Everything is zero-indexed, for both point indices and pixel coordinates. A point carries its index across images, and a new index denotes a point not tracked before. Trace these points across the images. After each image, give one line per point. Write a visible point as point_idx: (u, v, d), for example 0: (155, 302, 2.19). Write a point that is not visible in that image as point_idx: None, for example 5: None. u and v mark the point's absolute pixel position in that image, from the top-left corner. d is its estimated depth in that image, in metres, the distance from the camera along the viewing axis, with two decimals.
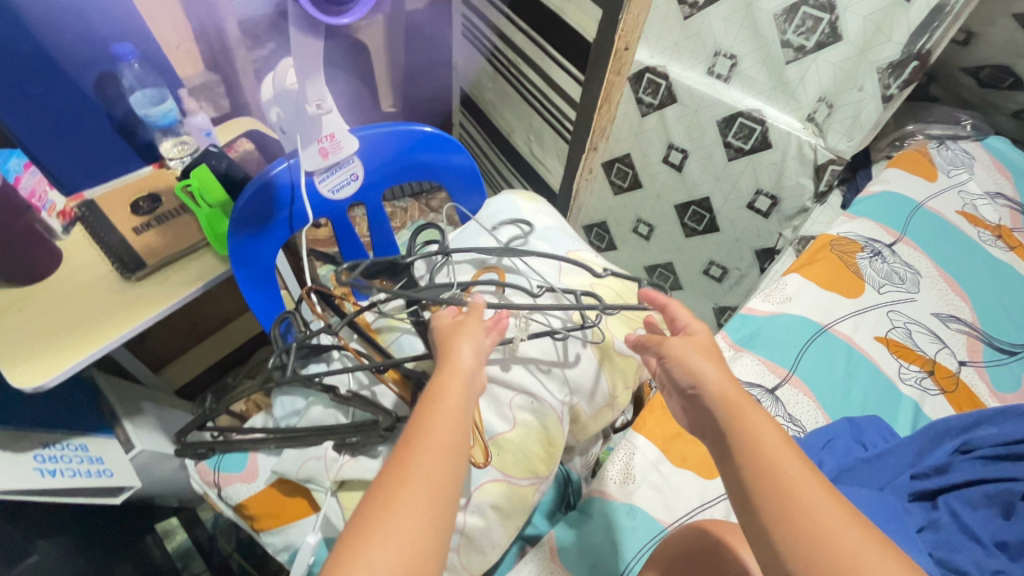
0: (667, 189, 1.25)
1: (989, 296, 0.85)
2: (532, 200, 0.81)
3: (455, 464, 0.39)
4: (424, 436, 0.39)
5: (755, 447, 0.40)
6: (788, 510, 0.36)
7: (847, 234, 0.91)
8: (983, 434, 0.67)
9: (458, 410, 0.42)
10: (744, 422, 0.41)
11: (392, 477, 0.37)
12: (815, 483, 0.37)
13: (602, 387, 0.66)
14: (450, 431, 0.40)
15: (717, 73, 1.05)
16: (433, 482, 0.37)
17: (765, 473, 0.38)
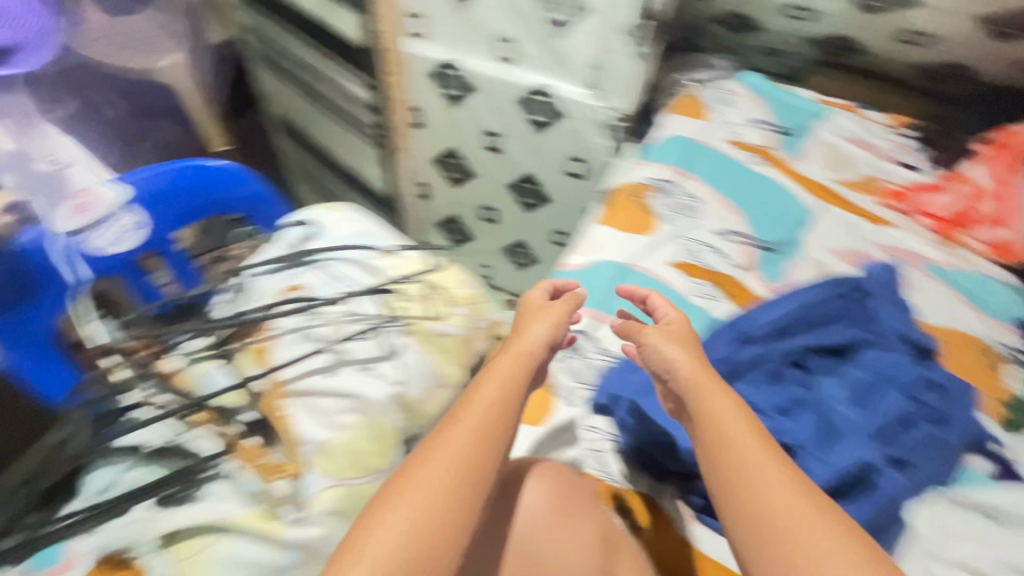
0: (497, 172, 1.32)
1: (757, 206, 0.98)
2: (336, 209, 0.81)
3: (488, 433, 0.52)
4: (472, 410, 0.53)
5: (721, 427, 0.52)
6: (740, 476, 0.48)
7: (639, 180, 1.02)
8: (758, 321, 0.78)
9: (506, 387, 0.57)
10: (715, 407, 0.53)
11: (434, 456, 0.49)
12: (771, 463, 0.48)
13: (428, 369, 0.69)
14: (487, 413, 0.53)
15: (505, 57, 1.11)
16: (457, 453, 0.49)
17: (729, 450, 0.50)
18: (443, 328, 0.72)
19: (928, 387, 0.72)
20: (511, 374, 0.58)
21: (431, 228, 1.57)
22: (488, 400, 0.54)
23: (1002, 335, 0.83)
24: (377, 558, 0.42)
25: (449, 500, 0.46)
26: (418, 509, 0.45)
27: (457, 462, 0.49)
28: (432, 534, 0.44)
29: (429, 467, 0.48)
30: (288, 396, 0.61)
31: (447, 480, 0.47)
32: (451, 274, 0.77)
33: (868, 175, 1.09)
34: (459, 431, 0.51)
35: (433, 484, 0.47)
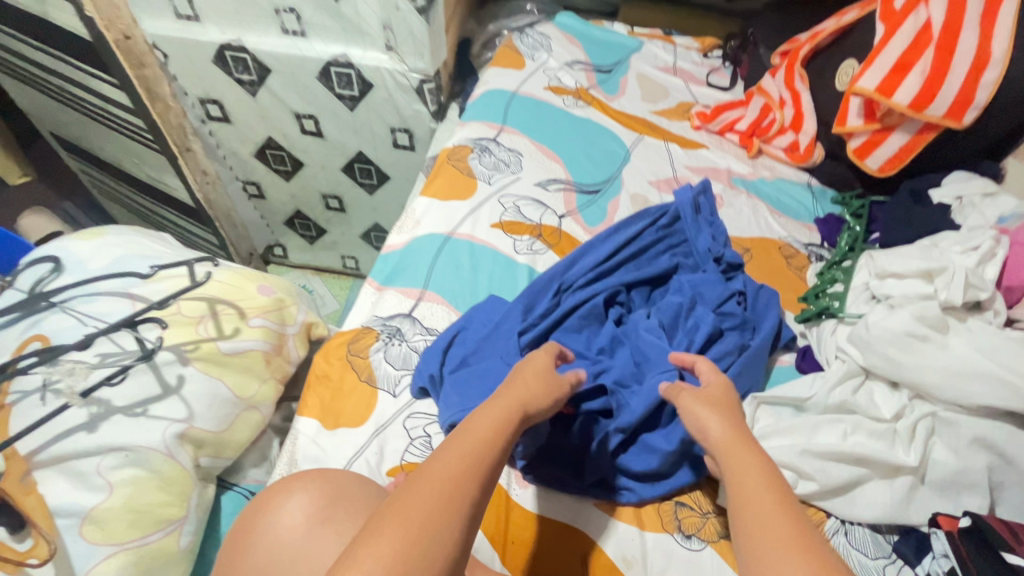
0: (325, 157, 1.22)
1: (576, 151, 0.97)
2: (95, 236, 0.71)
3: (472, 473, 0.40)
4: (460, 446, 0.42)
5: (740, 478, 0.42)
6: (755, 527, 0.37)
7: (458, 142, 0.97)
8: (579, 268, 0.78)
9: (496, 432, 0.45)
10: (737, 457, 0.44)
11: (433, 472, 0.39)
12: (787, 528, 0.36)
13: (225, 395, 0.62)
14: (490, 436, 0.44)
15: (291, 30, 1.00)
16: (459, 469, 0.40)
17: (746, 505, 0.39)
18: (233, 346, 0.65)
19: (735, 298, 0.75)
20: (502, 419, 0.46)
21: (282, 227, 1.45)
22: (492, 422, 0.45)
23: (801, 234, 0.89)
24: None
25: (443, 518, 0.36)
26: (412, 527, 0.35)
27: (456, 477, 0.39)
28: (420, 563, 0.34)
29: (426, 482, 0.38)
30: (37, 468, 0.52)
31: (441, 499, 0.37)
32: (240, 283, 0.70)
33: (682, 101, 1.12)
34: (456, 450, 0.41)
35: (428, 504, 0.36)
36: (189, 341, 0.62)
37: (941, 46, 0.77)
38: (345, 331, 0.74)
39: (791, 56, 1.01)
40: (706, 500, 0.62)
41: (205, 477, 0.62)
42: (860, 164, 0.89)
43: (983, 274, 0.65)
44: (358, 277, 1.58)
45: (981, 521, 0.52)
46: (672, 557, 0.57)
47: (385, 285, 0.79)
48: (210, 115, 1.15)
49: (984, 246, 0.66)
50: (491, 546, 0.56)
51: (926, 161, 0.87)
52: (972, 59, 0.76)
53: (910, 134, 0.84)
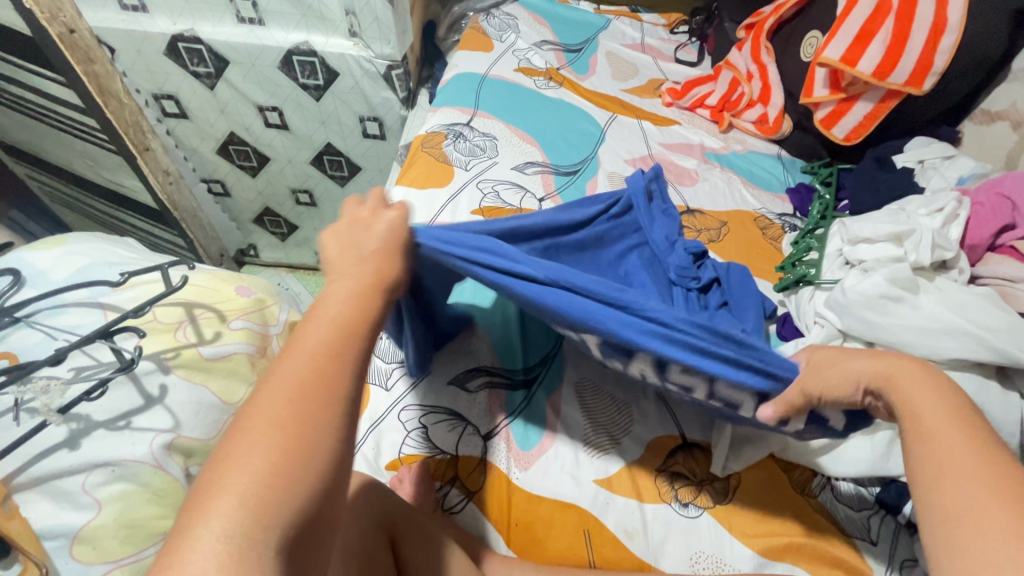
0: (292, 151, 1.18)
1: (551, 133, 0.97)
2: (56, 245, 0.67)
3: (331, 361, 0.36)
4: (309, 334, 0.37)
5: (920, 421, 0.41)
6: (941, 469, 0.38)
7: (431, 128, 0.95)
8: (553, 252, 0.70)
9: (345, 305, 0.40)
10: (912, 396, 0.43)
11: (282, 375, 0.35)
12: (998, 503, 0.35)
13: (212, 401, 0.61)
14: (346, 318, 0.39)
15: (248, 17, 0.95)
16: (322, 353, 0.36)
17: (929, 446, 0.40)
18: (215, 350, 0.63)
19: (693, 292, 0.74)
20: (350, 291, 0.41)
21: (252, 226, 1.41)
22: (344, 300, 0.40)
23: (774, 205, 0.91)
24: (226, 526, 0.29)
25: (315, 412, 0.34)
26: (274, 440, 0.32)
27: (319, 363, 0.36)
28: (289, 468, 0.32)
29: (284, 380, 0.35)
30: (17, 491, 0.49)
31: (303, 396, 0.34)
32: (217, 286, 0.68)
33: (652, 78, 1.12)
34: (313, 341, 0.37)
35: (285, 409, 0.33)
36: (171, 350, 0.60)
37: (900, 15, 0.79)
38: None
39: (756, 28, 1.02)
40: (701, 468, 0.64)
41: None
42: (827, 134, 0.91)
43: (948, 234, 0.68)
44: None
45: None
46: (671, 527, 0.59)
47: None
48: (166, 112, 1.10)
49: (948, 208, 0.69)
50: (495, 531, 0.58)
51: (888, 128, 0.90)
52: (930, 26, 0.79)
53: (874, 102, 0.87)
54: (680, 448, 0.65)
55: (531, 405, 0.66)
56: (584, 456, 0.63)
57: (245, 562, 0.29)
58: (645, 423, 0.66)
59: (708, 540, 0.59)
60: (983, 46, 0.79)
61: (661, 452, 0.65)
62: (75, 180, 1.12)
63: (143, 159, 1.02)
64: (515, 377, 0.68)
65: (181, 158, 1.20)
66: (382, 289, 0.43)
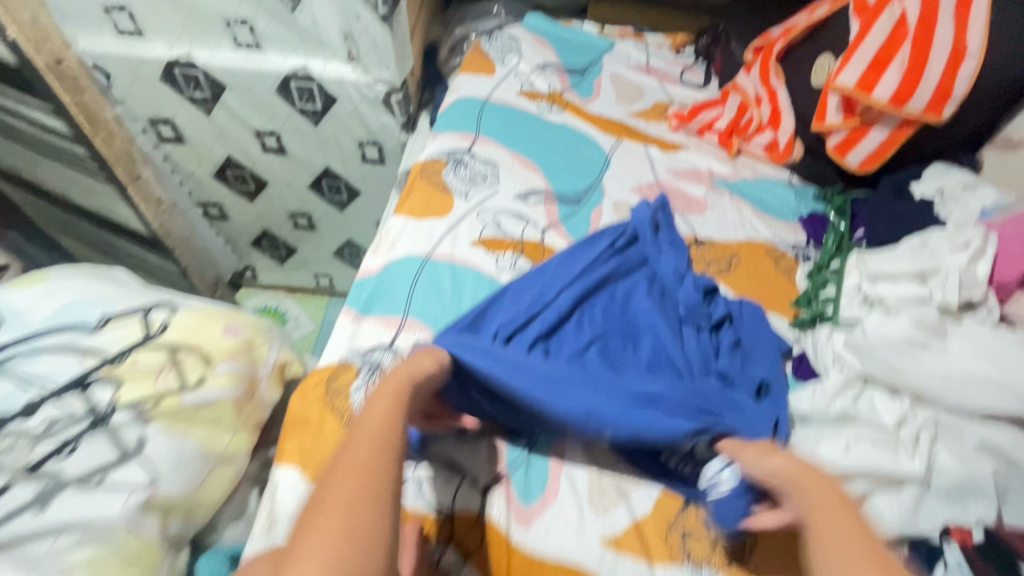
0: (290, 175, 1.16)
1: (554, 159, 0.94)
2: (37, 282, 0.64)
3: (380, 454, 0.42)
4: (358, 435, 0.44)
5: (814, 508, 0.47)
6: (825, 535, 0.44)
7: (430, 155, 0.92)
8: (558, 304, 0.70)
9: (385, 410, 0.47)
10: (809, 487, 0.49)
11: (340, 467, 0.41)
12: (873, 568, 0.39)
13: (195, 452, 0.57)
14: (385, 421, 0.46)
15: (245, 42, 0.93)
16: (363, 467, 0.40)
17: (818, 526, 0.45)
18: (200, 397, 0.59)
19: (705, 330, 0.71)
20: (388, 400, 0.49)
21: (250, 249, 1.39)
22: (383, 407, 0.47)
23: (787, 234, 0.88)
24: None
25: (362, 520, 0.37)
26: (339, 523, 0.36)
27: (361, 474, 0.40)
28: (351, 550, 0.35)
29: (332, 492, 0.38)
30: None
31: (363, 481, 0.39)
32: (204, 325, 0.65)
33: (658, 101, 1.09)
34: (363, 439, 0.43)
35: (347, 494, 0.38)
36: (151, 399, 0.57)
37: (917, 41, 0.77)
38: (323, 367, 0.70)
39: (765, 51, 0.99)
40: (714, 525, 0.60)
41: (177, 544, 0.56)
42: (841, 161, 0.87)
43: (976, 272, 0.64)
44: (333, 295, 1.52)
45: (995, 533, 0.53)
46: None
47: (362, 314, 0.75)
48: (162, 137, 1.09)
49: (975, 243, 0.65)
50: None
51: (905, 155, 0.87)
52: (949, 52, 0.76)
53: (890, 128, 0.83)
54: (690, 503, 0.61)
55: (532, 455, 0.63)
56: (589, 512, 0.59)
57: None
58: (653, 473, 0.62)
59: None
60: (1006, 72, 0.76)
61: (671, 507, 0.61)
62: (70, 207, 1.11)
63: (134, 188, 1.00)
64: (514, 423, 0.65)
65: (178, 182, 1.18)
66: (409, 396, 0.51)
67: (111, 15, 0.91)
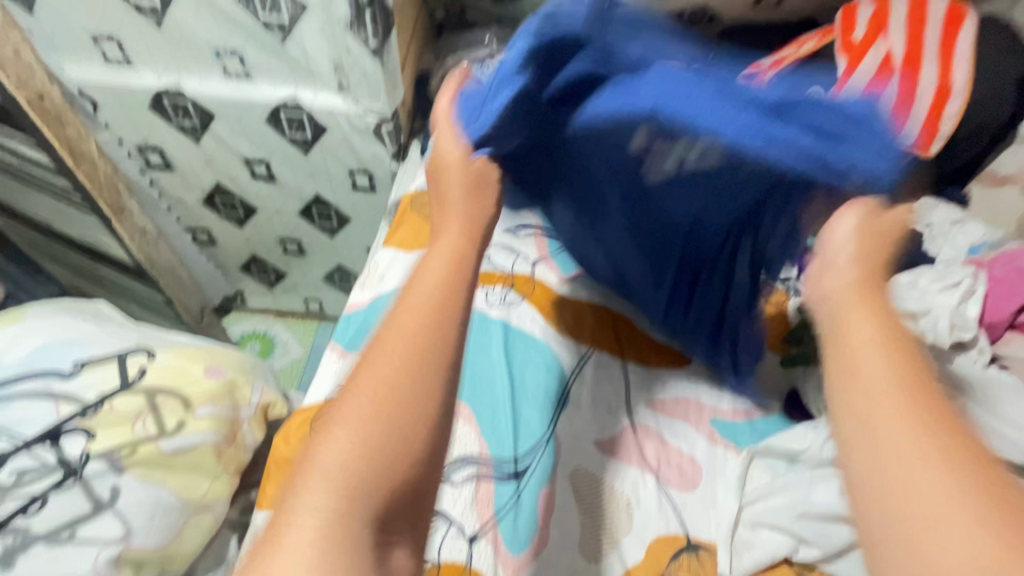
0: (280, 202, 1.15)
1: (545, 190, 0.94)
2: (12, 322, 0.64)
3: (426, 338, 0.39)
4: (401, 309, 0.41)
5: (860, 365, 0.41)
6: (870, 401, 0.39)
7: (421, 185, 0.92)
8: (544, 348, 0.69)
9: (438, 276, 0.43)
10: (857, 330, 0.43)
11: (381, 347, 0.39)
12: (928, 444, 0.36)
13: (170, 502, 0.55)
14: (437, 293, 0.42)
15: (235, 72, 0.93)
16: (413, 340, 0.39)
17: (859, 386, 0.40)
18: (178, 444, 0.57)
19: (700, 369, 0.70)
20: (445, 263, 0.44)
21: (239, 273, 1.37)
22: (437, 272, 0.43)
23: (777, 267, 0.87)
24: (316, 502, 0.33)
25: (404, 395, 0.37)
26: (369, 413, 0.36)
27: (410, 349, 0.38)
28: (381, 444, 0.35)
29: (376, 361, 0.38)
30: None
31: (400, 371, 0.37)
32: (184, 367, 0.63)
33: None
34: (410, 312, 0.40)
35: (381, 382, 0.37)
36: (125, 447, 0.55)
37: (906, 74, 0.76)
38: (307, 407, 0.68)
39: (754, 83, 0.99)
40: (707, 572, 0.59)
41: None
42: None
43: (967, 313, 0.64)
44: (323, 319, 1.50)
45: None
46: None
47: (349, 351, 0.74)
48: (150, 163, 1.08)
49: (965, 284, 0.65)
50: None
51: None
52: (936, 88, 0.76)
53: None
54: (683, 549, 0.60)
55: (520, 503, 0.60)
56: (582, 560, 0.59)
57: (336, 531, 0.32)
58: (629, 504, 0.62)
59: None
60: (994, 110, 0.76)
61: (663, 553, 0.60)
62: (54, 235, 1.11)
63: (119, 219, 1.01)
64: (503, 468, 0.62)
65: (165, 208, 1.17)
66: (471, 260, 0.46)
67: (99, 45, 0.90)
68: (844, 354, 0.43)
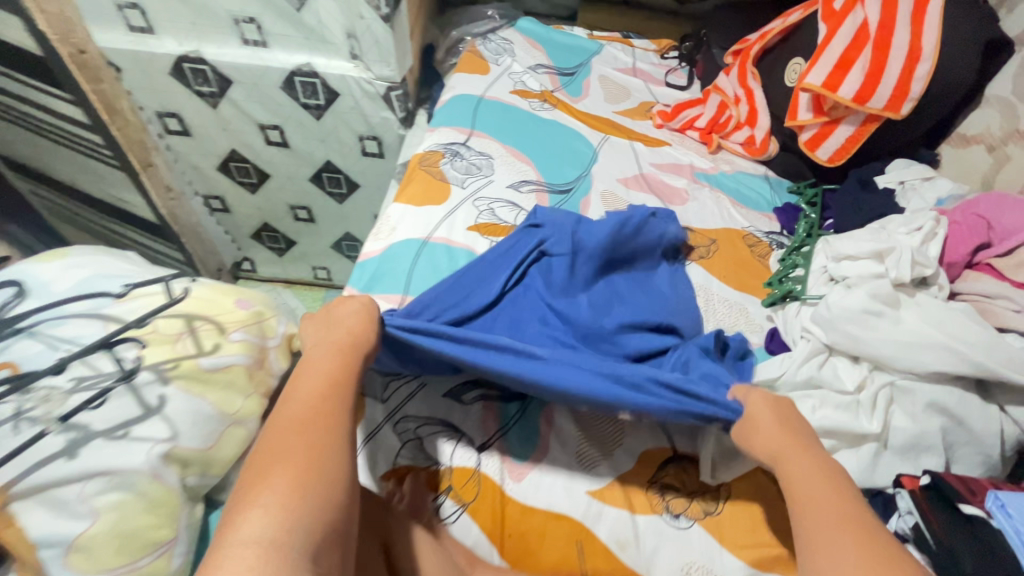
0: (292, 168, 1.20)
1: (545, 152, 1.00)
2: (56, 259, 0.68)
3: (322, 417, 0.47)
4: (295, 396, 0.49)
5: (793, 485, 0.49)
6: (811, 517, 0.46)
7: (428, 148, 0.97)
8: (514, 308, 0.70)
9: (329, 368, 0.52)
10: (790, 459, 0.51)
11: (285, 428, 0.46)
12: (856, 540, 0.43)
13: (211, 412, 0.62)
14: (331, 376, 0.51)
15: (252, 39, 0.98)
16: (309, 418, 0.46)
17: (806, 505, 0.47)
18: (215, 361, 0.64)
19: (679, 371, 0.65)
20: (335, 357, 0.53)
21: (249, 241, 1.42)
22: (329, 362, 0.53)
23: (762, 223, 0.94)
24: (262, 527, 0.38)
25: (314, 461, 0.43)
26: (286, 473, 0.42)
27: (318, 411, 0.47)
28: (303, 492, 0.41)
29: (290, 426, 0.46)
30: (16, 499, 0.50)
31: (307, 439, 0.45)
32: (217, 299, 0.69)
33: (643, 101, 1.16)
34: (305, 399, 0.48)
35: (294, 446, 0.44)
36: (170, 361, 0.61)
37: (878, 44, 0.84)
38: None
39: (742, 55, 1.06)
40: (692, 479, 0.64)
41: (192, 497, 0.60)
42: (811, 155, 0.94)
43: (928, 252, 0.71)
44: (330, 288, 1.56)
45: (940, 477, 0.56)
46: (665, 536, 0.60)
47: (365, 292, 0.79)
48: (168, 129, 1.12)
49: (927, 227, 0.73)
50: (489, 541, 0.59)
51: (871, 150, 0.93)
52: (906, 55, 0.83)
53: (855, 125, 0.90)
54: (671, 459, 0.66)
55: (524, 417, 0.67)
56: (577, 467, 0.64)
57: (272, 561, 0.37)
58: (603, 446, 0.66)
59: (699, 550, 0.59)
60: (959, 73, 0.84)
61: (653, 463, 0.66)
62: (80, 196, 1.19)
63: (145, 175, 1.13)
64: (508, 388, 0.69)
65: (181, 174, 1.22)
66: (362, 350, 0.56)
67: (123, 12, 0.95)
68: (785, 474, 0.50)
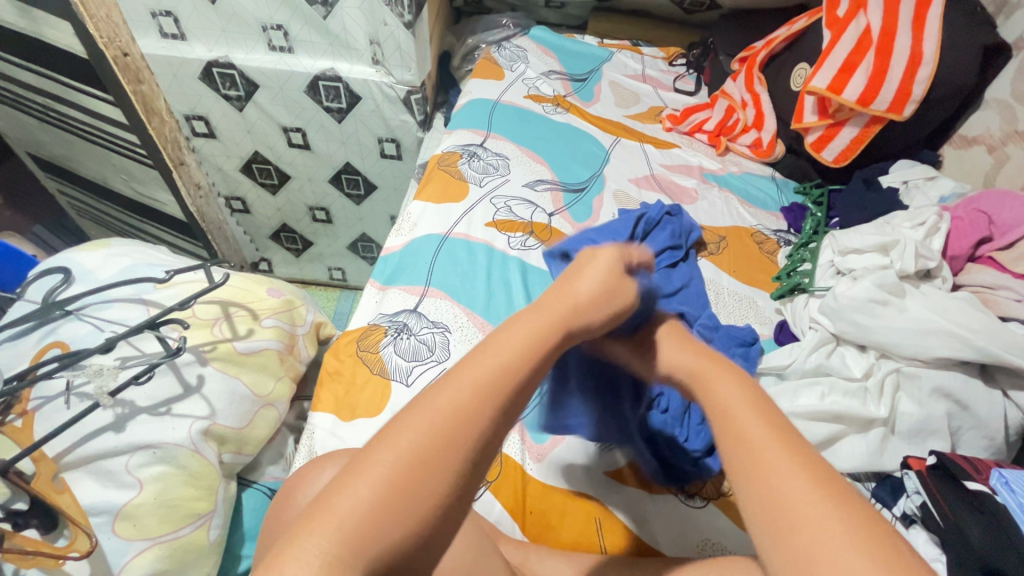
0: (312, 169, 1.24)
1: (559, 153, 1.03)
2: (100, 248, 0.72)
3: (477, 410, 0.36)
4: (465, 371, 0.38)
5: (727, 418, 0.41)
6: (747, 454, 0.38)
7: (447, 148, 1.01)
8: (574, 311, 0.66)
9: (513, 350, 0.40)
10: (722, 391, 0.44)
11: (430, 406, 0.36)
12: (808, 479, 0.35)
13: (245, 393, 0.65)
14: (508, 362, 0.39)
15: (279, 45, 1.03)
16: (460, 407, 0.36)
17: (740, 440, 0.39)
18: (249, 345, 0.67)
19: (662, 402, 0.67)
20: (520, 337, 0.41)
21: (268, 242, 1.46)
22: (516, 344, 0.41)
23: (769, 222, 0.97)
24: (323, 544, 0.31)
25: (428, 465, 0.34)
26: (398, 468, 0.34)
27: (458, 413, 0.36)
28: (404, 503, 0.33)
29: (425, 413, 0.36)
30: (68, 468, 0.53)
31: (438, 433, 0.35)
32: (250, 287, 0.73)
33: (652, 106, 1.20)
34: (470, 376, 0.38)
35: (422, 439, 0.35)
36: (209, 343, 0.64)
37: (880, 49, 0.87)
38: (354, 329, 0.77)
39: (749, 61, 1.10)
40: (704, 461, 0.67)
41: (227, 474, 0.63)
42: (817, 156, 0.97)
43: (931, 245, 0.74)
44: (345, 288, 1.60)
45: (945, 456, 0.57)
46: (678, 514, 0.63)
47: (386, 284, 0.82)
48: (196, 132, 1.17)
49: (930, 221, 0.76)
50: (511, 518, 0.61)
51: (875, 151, 0.96)
52: (908, 58, 0.87)
53: (858, 127, 0.93)
54: None
55: (542, 403, 0.70)
56: (594, 449, 0.67)
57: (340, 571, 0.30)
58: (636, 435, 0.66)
59: (712, 528, 0.62)
60: (959, 76, 0.87)
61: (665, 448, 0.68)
62: (108, 195, 1.24)
63: (177, 173, 1.12)
64: None
65: (204, 174, 1.26)
66: (557, 334, 0.43)
67: (157, 20, 1.00)
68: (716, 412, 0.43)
